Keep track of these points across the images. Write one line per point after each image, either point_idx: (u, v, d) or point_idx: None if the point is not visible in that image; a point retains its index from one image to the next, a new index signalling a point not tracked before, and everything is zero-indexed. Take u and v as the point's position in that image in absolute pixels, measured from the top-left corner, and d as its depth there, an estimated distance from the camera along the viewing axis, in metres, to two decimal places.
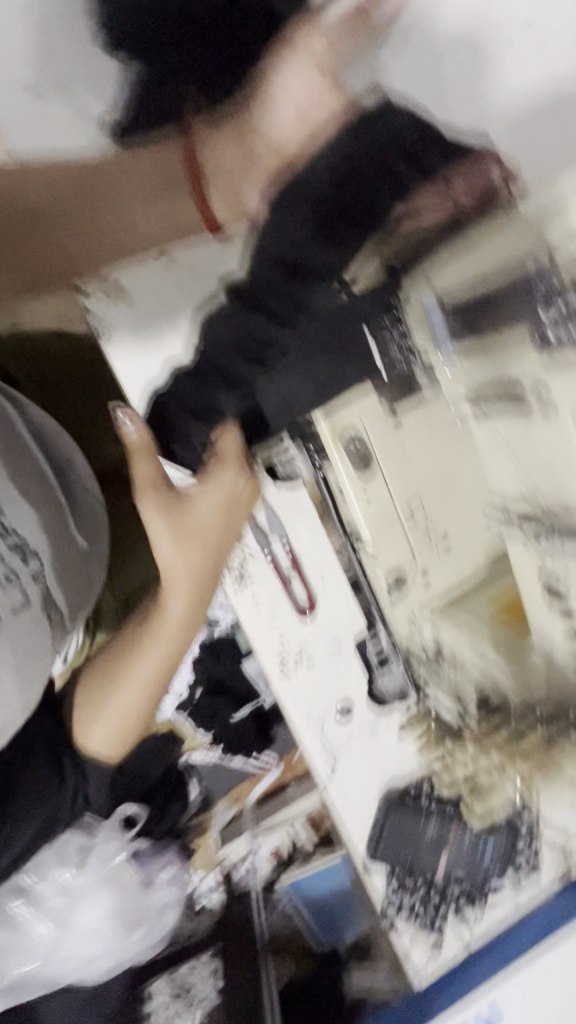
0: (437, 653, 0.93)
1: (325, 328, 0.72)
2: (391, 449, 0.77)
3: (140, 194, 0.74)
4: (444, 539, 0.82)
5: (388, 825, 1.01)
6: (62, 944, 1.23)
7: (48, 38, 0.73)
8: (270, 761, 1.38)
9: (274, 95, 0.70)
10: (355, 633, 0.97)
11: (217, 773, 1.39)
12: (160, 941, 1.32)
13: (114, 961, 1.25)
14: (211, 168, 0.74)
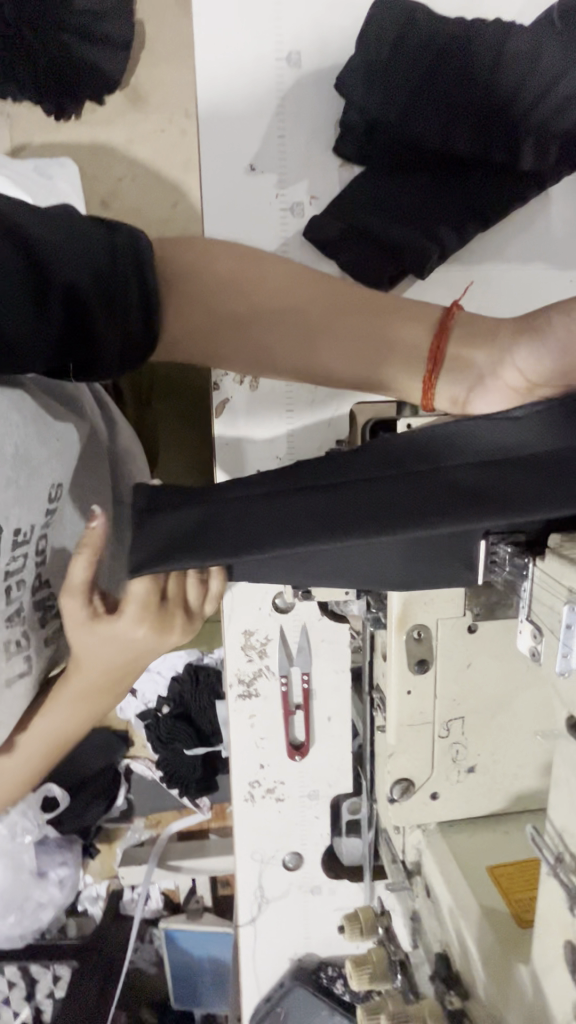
0: (412, 876, 0.75)
1: (445, 553, 0.57)
2: (455, 652, 0.66)
3: (345, 331, 0.59)
4: (471, 763, 0.70)
5: (291, 999, 0.89)
6: None
7: (284, 151, 0.82)
8: (202, 803, 1.43)
9: (543, 342, 0.54)
10: (334, 791, 0.90)
11: (151, 791, 1.47)
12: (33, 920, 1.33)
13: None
14: (448, 365, 0.57)
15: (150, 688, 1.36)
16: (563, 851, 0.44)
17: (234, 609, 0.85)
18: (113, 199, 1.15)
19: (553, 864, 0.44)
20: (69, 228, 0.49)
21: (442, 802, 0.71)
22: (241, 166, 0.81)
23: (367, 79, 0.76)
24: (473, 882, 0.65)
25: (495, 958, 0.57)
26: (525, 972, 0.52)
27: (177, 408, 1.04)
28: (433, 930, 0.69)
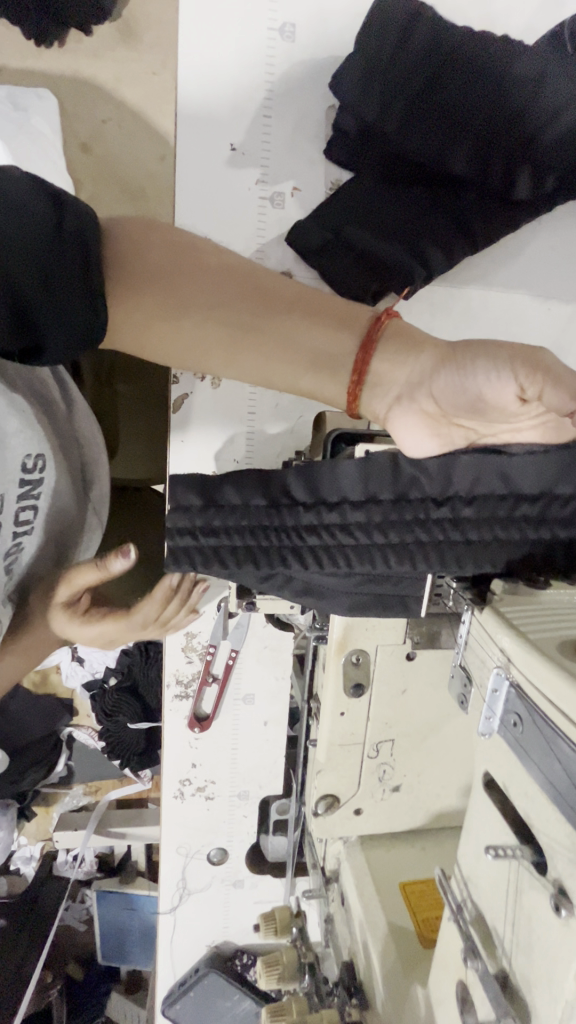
0: (331, 881, 0.77)
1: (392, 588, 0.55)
2: (393, 680, 0.67)
3: (298, 341, 0.55)
4: (396, 783, 0.72)
5: (203, 984, 0.92)
6: None
7: (271, 132, 0.74)
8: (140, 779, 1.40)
9: (461, 375, 0.50)
10: (263, 792, 0.91)
11: (91, 760, 1.42)
12: None
13: None
14: (370, 379, 0.55)
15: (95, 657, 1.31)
16: (467, 896, 0.44)
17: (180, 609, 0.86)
18: (94, 147, 0.98)
19: (454, 912, 0.45)
20: (7, 201, 0.42)
21: (365, 817, 0.73)
22: (223, 150, 0.74)
23: (365, 83, 0.68)
24: (384, 898, 0.67)
25: (396, 987, 0.58)
26: (422, 999, 0.53)
27: (138, 390, 0.99)
28: (343, 934, 0.72)
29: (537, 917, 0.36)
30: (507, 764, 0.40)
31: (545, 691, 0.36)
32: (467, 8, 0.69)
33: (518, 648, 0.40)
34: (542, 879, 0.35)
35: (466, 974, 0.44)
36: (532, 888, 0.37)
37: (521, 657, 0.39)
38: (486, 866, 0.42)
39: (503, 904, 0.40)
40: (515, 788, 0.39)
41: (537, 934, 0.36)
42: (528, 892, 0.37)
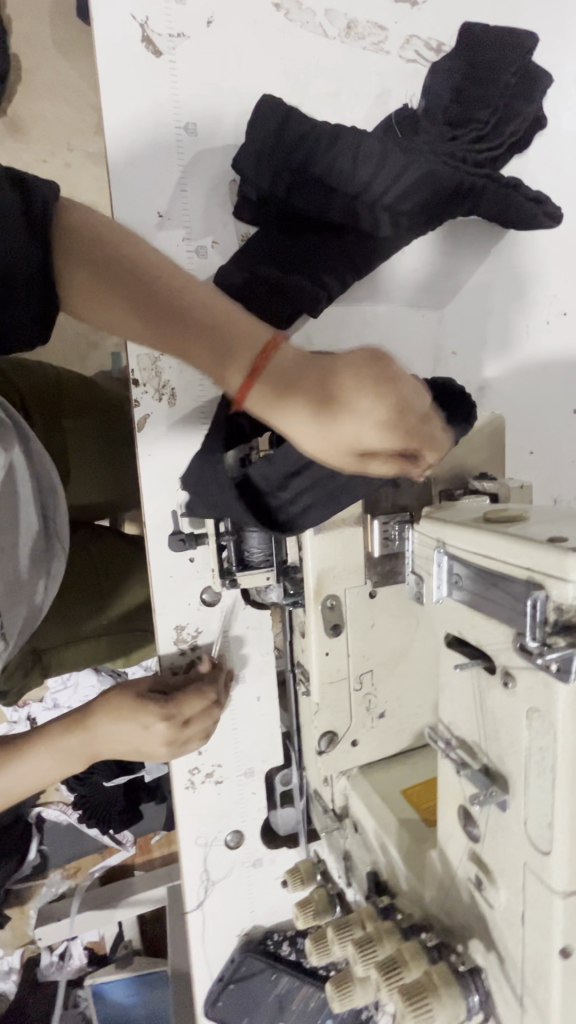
0: (342, 816, 0.86)
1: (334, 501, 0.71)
2: (362, 617, 0.80)
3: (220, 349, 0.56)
4: (381, 709, 0.84)
5: (241, 973, 0.96)
6: None
7: (186, 195, 0.87)
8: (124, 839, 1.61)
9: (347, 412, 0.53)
10: (267, 766, 0.99)
11: (69, 840, 1.62)
12: None
13: None
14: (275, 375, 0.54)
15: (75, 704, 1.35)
16: (451, 738, 0.57)
17: (166, 605, 0.92)
18: None
19: (445, 748, 0.57)
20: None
21: (361, 747, 0.85)
22: (150, 218, 0.85)
23: (256, 159, 0.84)
24: (392, 802, 0.78)
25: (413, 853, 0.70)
26: (435, 856, 0.64)
27: (84, 427, 1.11)
28: (362, 858, 0.81)
29: (498, 704, 0.50)
30: (454, 612, 0.55)
31: (470, 547, 0.52)
32: (323, 97, 0.90)
33: (447, 532, 0.56)
34: (494, 674, 0.50)
35: (463, 794, 0.56)
36: (491, 688, 0.51)
37: (451, 535, 0.55)
38: (463, 698, 0.55)
39: (477, 720, 0.53)
40: (465, 625, 0.54)
41: (502, 718, 0.50)
42: (489, 695, 0.51)
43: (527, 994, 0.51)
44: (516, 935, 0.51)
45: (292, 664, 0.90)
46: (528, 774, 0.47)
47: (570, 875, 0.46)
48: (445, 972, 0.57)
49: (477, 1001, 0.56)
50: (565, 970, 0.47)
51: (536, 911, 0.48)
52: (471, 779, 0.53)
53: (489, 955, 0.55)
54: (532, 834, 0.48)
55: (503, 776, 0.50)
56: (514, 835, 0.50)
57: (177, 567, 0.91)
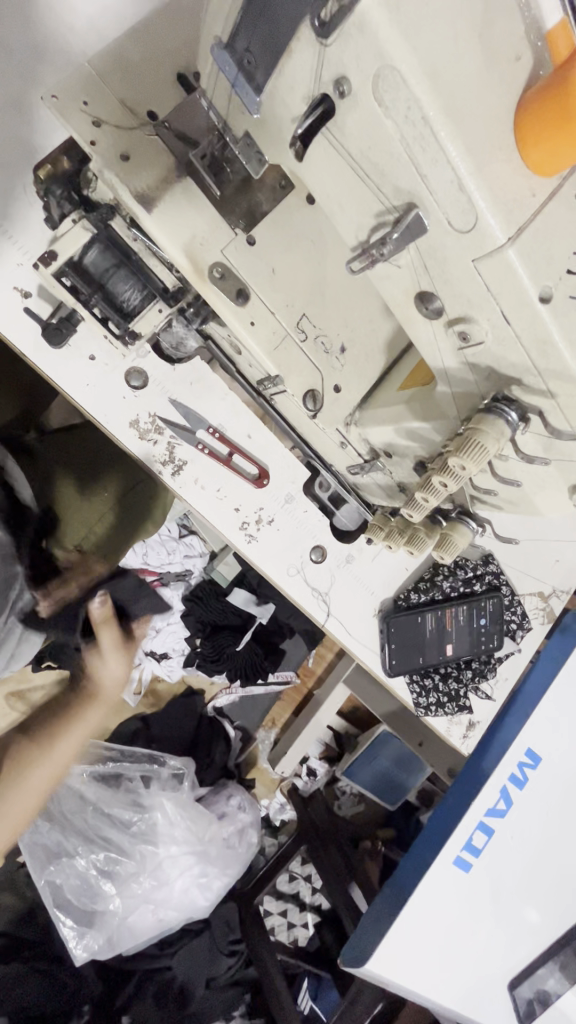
0: (372, 455, 0.89)
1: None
2: (257, 269, 0.75)
3: None
4: (340, 343, 0.81)
5: (393, 629, 1.10)
6: (175, 862, 1.72)
7: None
8: (289, 676, 1.96)
9: None
10: (301, 480, 1.02)
11: (246, 705, 2.02)
12: (245, 850, 1.84)
13: (216, 851, 1.78)
14: None
15: (176, 635, 1.78)
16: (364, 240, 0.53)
17: (108, 413, 0.88)
18: None
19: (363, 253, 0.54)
20: None
21: (345, 390, 0.85)
22: None
23: None
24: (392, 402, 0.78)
25: (424, 403, 0.73)
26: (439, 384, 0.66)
27: None
28: (406, 469, 0.86)
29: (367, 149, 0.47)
30: (282, 109, 0.50)
31: None
32: None
33: None
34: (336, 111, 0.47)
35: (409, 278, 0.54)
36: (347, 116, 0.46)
37: None
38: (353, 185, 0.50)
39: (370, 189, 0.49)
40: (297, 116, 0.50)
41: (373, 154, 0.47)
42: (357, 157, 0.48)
43: (550, 378, 0.54)
44: (515, 340, 0.52)
45: (253, 383, 0.90)
46: (436, 178, 0.45)
47: (512, 224, 0.47)
48: (481, 414, 0.57)
49: (520, 421, 0.57)
50: (560, 322, 0.50)
51: (515, 294, 0.49)
52: (410, 263, 0.52)
53: (550, 313, 0.50)
54: (474, 218, 0.46)
55: (416, 213, 0.48)
56: (465, 240, 0.48)
57: (92, 375, 0.87)
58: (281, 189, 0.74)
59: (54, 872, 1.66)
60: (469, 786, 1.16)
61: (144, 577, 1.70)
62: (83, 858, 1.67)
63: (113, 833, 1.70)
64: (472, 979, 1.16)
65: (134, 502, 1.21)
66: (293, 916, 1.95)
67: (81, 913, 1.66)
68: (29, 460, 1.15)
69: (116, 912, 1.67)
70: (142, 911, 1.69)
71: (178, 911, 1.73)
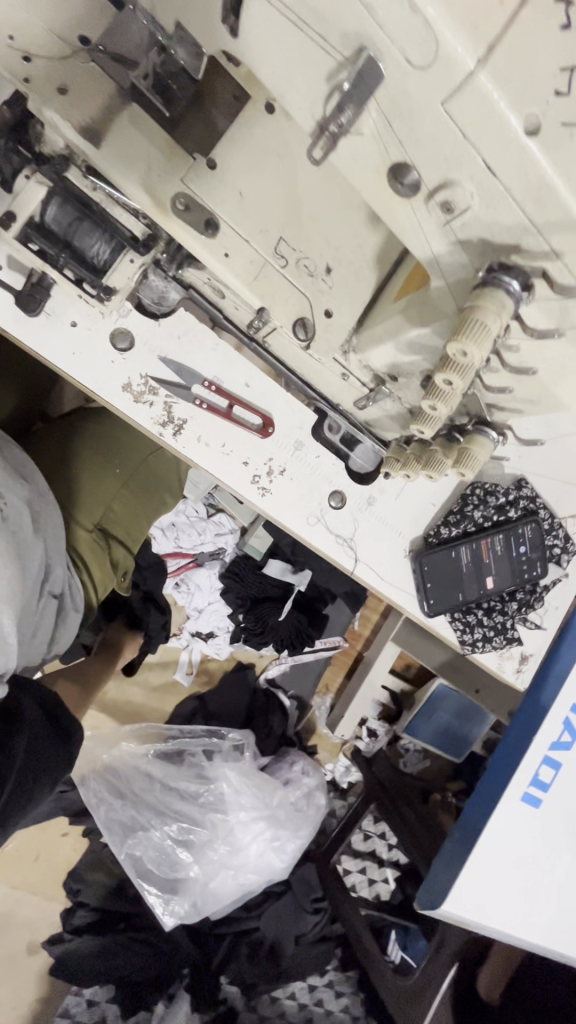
0: (376, 381, 0.83)
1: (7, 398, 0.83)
2: (221, 191, 0.69)
3: None
4: (325, 264, 0.75)
5: (427, 569, 1.05)
6: (246, 829, 1.73)
7: None
8: (336, 639, 1.94)
9: None
10: (308, 425, 0.97)
11: (298, 675, 2.03)
12: (315, 812, 1.86)
13: (285, 813, 1.80)
14: None
15: (219, 615, 1.84)
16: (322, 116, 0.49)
17: (100, 380, 0.86)
18: None
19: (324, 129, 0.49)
20: None
21: (338, 314, 0.79)
22: None
23: None
24: (388, 314, 0.74)
25: (421, 306, 0.67)
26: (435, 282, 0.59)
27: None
28: (414, 390, 0.80)
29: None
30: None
31: None
32: None
33: None
34: None
35: (377, 150, 0.49)
36: None
37: None
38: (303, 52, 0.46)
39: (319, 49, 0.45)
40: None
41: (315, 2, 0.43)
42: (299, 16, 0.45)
43: (551, 232, 0.48)
44: (505, 196, 0.47)
45: (243, 327, 0.86)
46: (386, 10, 0.40)
47: (479, 42, 0.40)
48: (478, 287, 0.52)
49: (523, 288, 0.51)
50: (553, 159, 0.44)
51: (495, 133, 0.43)
52: (374, 131, 0.48)
53: (539, 147, 0.44)
54: (436, 47, 0.40)
55: (367, 54, 0.43)
56: (429, 77, 0.42)
57: (78, 342, 0.84)
58: (238, 105, 0.69)
59: (133, 846, 1.69)
60: (530, 718, 1.10)
61: (180, 558, 1.74)
62: (158, 830, 1.70)
63: (184, 804, 1.72)
64: (556, 908, 1.13)
65: (150, 476, 1.25)
66: (373, 873, 1.99)
67: (165, 881, 1.69)
68: (40, 451, 1.16)
69: (197, 879, 1.71)
70: (222, 877, 1.72)
71: (257, 874, 1.76)
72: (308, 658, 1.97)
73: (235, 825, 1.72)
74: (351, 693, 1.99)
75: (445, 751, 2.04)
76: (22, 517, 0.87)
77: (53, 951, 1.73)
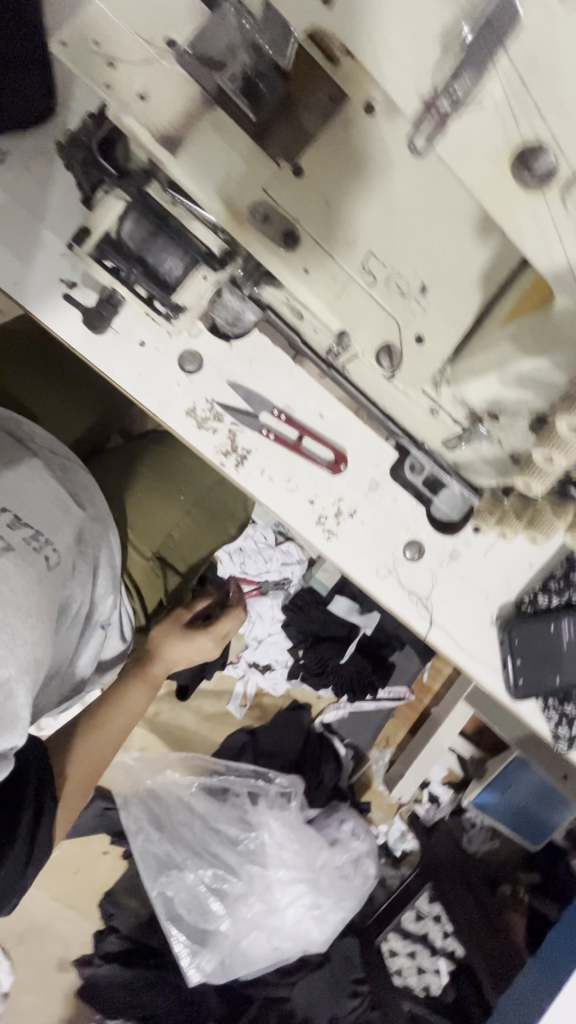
0: (472, 418, 0.71)
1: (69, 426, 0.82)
2: (306, 203, 0.62)
3: None
4: (419, 284, 0.65)
5: (518, 642, 0.88)
6: (285, 890, 1.58)
7: None
8: (401, 691, 1.76)
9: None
10: (386, 463, 0.86)
11: (355, 724, 1.82)
12: (363, 885, 1.66)
13: (330, 880, 1.62)
14: None
15: (277, 647, 1.71)
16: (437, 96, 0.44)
17: (162, 401, 0.81)
18: None
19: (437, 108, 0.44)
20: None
21: (430, 341, 0.67)
22: None
23: None
24: (495, 341, 0.61)
25: (540, 331, 0.54)
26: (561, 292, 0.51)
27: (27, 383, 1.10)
28: (519, 431, 0.66)
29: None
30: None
31: None
32: None
33: None
34: None
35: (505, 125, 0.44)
36: None
37: None
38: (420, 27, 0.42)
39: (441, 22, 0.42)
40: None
41: None
42: None
43: None
44: None
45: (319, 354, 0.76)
46: None
47: None
48: None
49: None
50: None
51: None
52: (498, 102, 0.43)
53: None
54: None
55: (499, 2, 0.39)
56: None
57: (144, 363, 0.80)
58: (332, 105, 0.59)
59: (166, 884, 1.58)
60: None
61: (243, 585, 1.65)
62: (193, 871, 1.58)
63: (222, 846, 1.60)
64: None
65: (214, 502, 1.19)
66: (424, 960, 1.69)
67: (194, 930, 1.57)
68: (107, 468, 1.13)
69: (229, 934, 1.56)
70: (255, 937, 1.57)
71: (293, 940, 1.59)
72: (368, 706, 1.78)
73: (272, 881, 1.58)
74: (414, 753, 1.77)
75: (519, 837, 1.76)
76: (70, 550, 0.81)
77: (81, 975, 1.66)
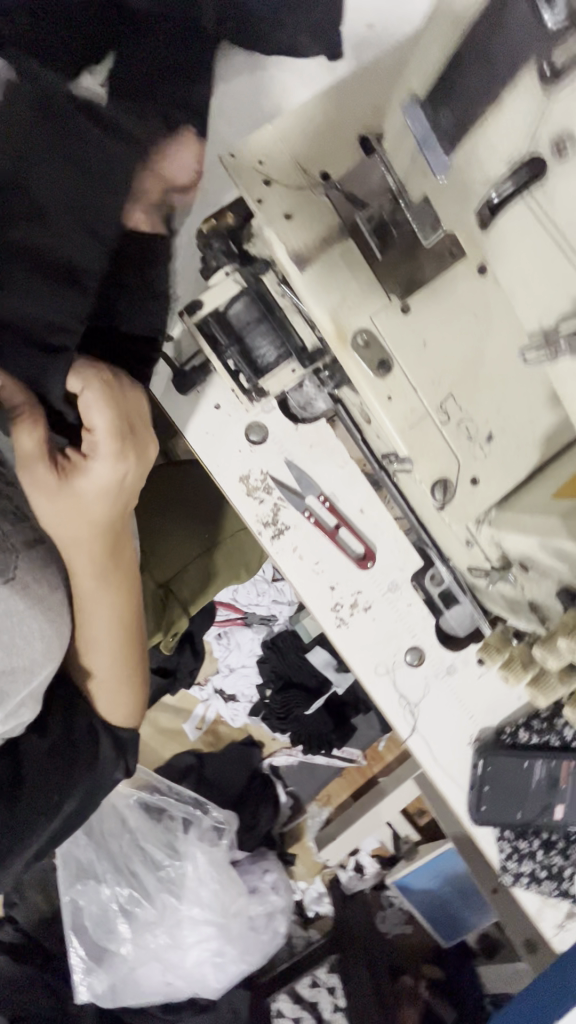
0: (504, 562, 0.75)
1: None
2: (405, 338, 0.67)
3: None
4: (487, 431, 0.70)
5: (490, 770, 0.90)
6: (194, 930, 1.57)
7: None
8: (355, 753, 1.75)
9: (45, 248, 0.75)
10: (410, 569, 0.90)
11: (304, 774, 1.81)
12: (271, 941, 1.66)
13: (241, 930, 1.61)
14: None
15: (247, 678, 1.68)
16: None
17: (221, 465, 0.85)
18: None
19: None
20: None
21: (484, 485, 0.72)
22: None
23: None
24: (542, 511, 0.66)
25: None
26: None
27: None
28: (545, 590, 0.70)
29: None
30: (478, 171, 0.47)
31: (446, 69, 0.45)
32: None
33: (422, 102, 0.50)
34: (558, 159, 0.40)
35: None
36: None
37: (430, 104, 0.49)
38: None
39: None
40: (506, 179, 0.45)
41: None
42: None
43: None
44: None
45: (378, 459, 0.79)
46: None
47: None
48: None
49: None
50: None
51: None
52: None
53: None
54: None
55: None
56: None
57: (212, 423, 0.84)
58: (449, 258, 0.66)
59: (78, 894, 1.53)
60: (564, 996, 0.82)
61: (230, 610, 1.60)
62: (109, 887, 1.54)
63: (144, 870, 1.56)
64: None
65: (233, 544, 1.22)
66: None
67: (94, 945, 1.54)
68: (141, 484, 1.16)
69: (128, 958, 1.55)
70: (152, 967, 1.56)
71: (188, 981, 1.58)
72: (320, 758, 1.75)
73: (184, 918, 1.56)
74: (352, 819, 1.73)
75: (434, 929, 1.74)
76: None
77: None
